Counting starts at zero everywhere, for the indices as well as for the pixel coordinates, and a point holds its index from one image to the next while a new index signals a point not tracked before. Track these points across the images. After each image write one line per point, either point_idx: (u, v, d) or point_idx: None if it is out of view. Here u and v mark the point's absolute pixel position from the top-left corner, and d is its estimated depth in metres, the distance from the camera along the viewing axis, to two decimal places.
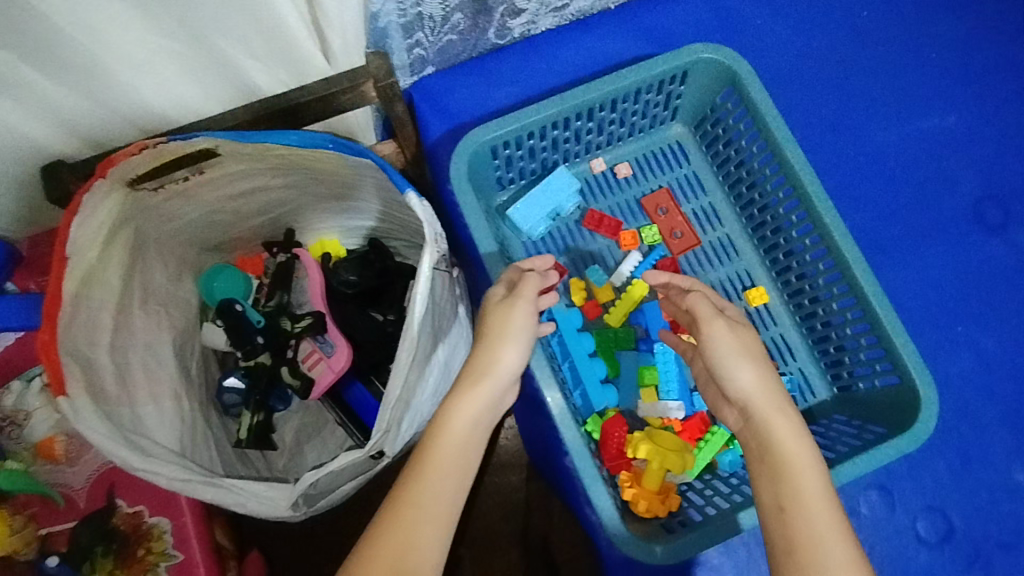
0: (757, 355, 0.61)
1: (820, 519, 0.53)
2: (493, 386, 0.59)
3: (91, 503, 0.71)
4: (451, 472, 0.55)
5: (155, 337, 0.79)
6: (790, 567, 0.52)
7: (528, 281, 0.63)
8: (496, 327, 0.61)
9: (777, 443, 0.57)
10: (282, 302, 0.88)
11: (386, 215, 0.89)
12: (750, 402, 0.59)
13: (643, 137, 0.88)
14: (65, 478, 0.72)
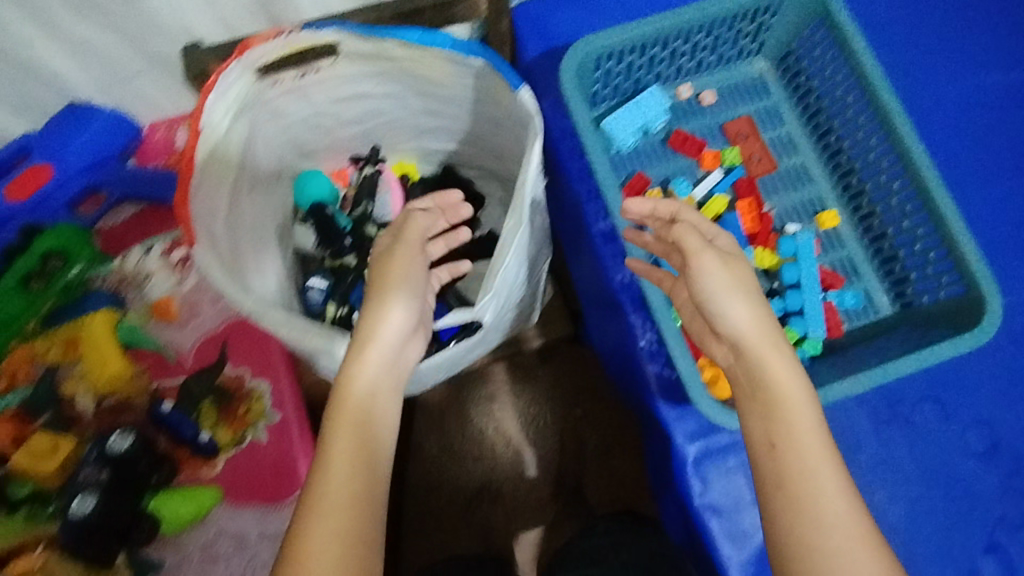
0: (749, 287, 0.56)
1: (812, 456, 0.52)
2: (385, 347, 0.58)
3: (198, 363, 0.75)
4: (358, 445, 0.54)
5: (259, 221, 0.84)
6: (780, 498, 0.52)
7: (412, 220, 0.66)
8: (378, 283, 0.60)
9: (769, 380, 0.54)
10: (366, 211, 0.96)
11: (469, 139, 0.96)
12: (741, 340, 0.55)
13: (728, 67, 0.82)
14: (174, 338, 0.76)
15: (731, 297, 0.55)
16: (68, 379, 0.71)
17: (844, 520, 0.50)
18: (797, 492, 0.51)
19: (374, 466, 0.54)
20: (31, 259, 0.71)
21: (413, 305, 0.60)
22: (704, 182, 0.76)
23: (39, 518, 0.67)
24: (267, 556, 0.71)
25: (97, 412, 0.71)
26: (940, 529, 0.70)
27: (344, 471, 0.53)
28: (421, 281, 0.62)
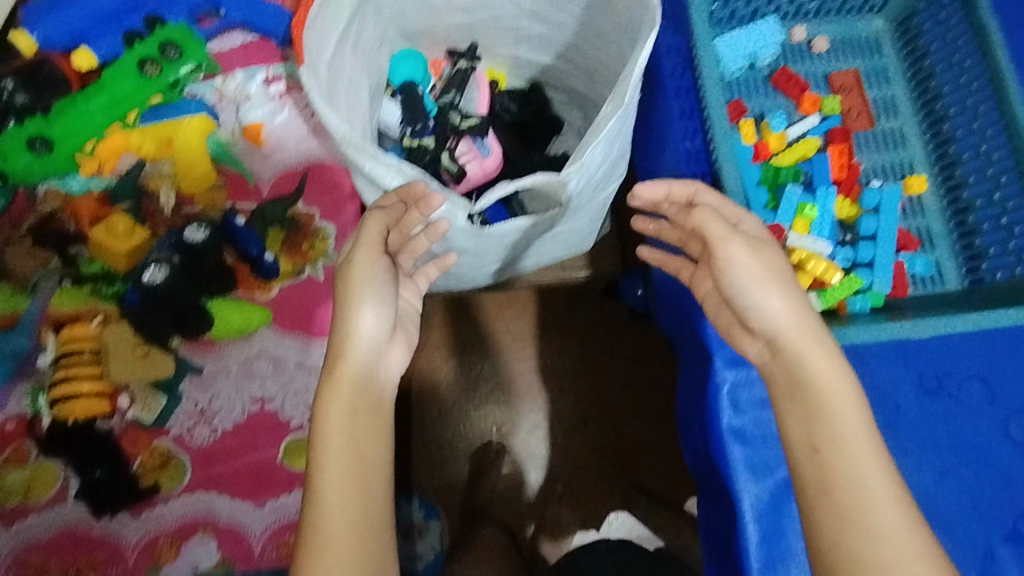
0: (782, 279, 0.52)
1: (862, 463, 0.47)
2: (357, 369, 0.52)
3: (273, 193, 0.78)
4: (347, 478, 0.49)
5: (357, 79, 0.86)
6: (825, 507, 0.46)
7: (368, 222, 0.55)
8: (342, 291, 0.53)
9: (812, 377, 0.50)
10: (453, 101, 0.97)
11: (567, 53, 0.98)
12: (779, 334, 0.51)
13: (845, 21, 0.82)
14: (255, 163, 0.78)
15: (766, 290, 0.51)
16: (153, 174, 0.74)
17: (899, 532, 0.45)
18: (846, 504, 0.46)
19: (368, 489, 0.49)
20: (152, 44, 0.75)
21: (381, 314, 0.53)
22: (800, 123, 0.76)
23: (101, 293, 0.70)
24: (301, 384, 0.72)
25: (173, 211, 0.73)
26: (968, 515, 0.63)
27: (336, 499, 0.49)
28: (389, 281, 0.54)
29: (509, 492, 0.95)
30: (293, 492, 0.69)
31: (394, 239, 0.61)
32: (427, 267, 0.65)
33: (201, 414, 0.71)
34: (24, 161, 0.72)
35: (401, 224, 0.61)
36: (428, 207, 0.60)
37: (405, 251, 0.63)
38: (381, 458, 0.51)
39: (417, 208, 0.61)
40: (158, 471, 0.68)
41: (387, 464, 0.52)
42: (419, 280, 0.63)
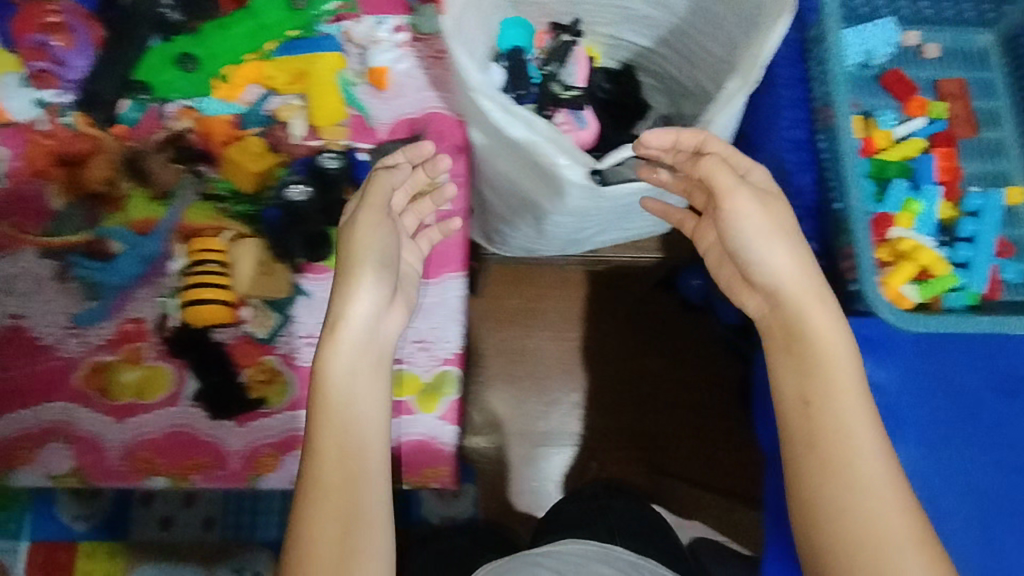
0: (788, 230, 0.56)
1: (850, 415, 0.52)
2: (355, 321, 0.57)
3: (391, 136, 0.80)
4: (344, 428, 0.54)
5: (474, 41, 0.89)
6: (811, 460, 0.52)
7: (375, 183, 0.61)
8: (350, 245, 0.59)
9: (810, 333, 0.54)
10: (554, 71, 1.00)
11: (669, 40, 1.00)
12: (781, 288, 0.56)
13: (958, 31, 0.84)
14: (376, 104, 0.81)
15: (770, 244, 0.55)
16: (282, 105, 0.76)
17: (880, 483, 0.51)
18: (830, 458, 0.52)
19: (364, 439, 0.54)
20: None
21: (381, 276, 0.59)
22: (906, 124, 0.78)
23: (231, 211, 0.73)
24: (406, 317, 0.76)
25: (298, 141, 0.76)
26: (968, 502, 0.66)
27: (333, 450, 0.53)
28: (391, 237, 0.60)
29: (560, 456, 0.98)
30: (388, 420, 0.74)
31: (403, 200, 0.69)
32: (432, 230, 0.73)
33: (309, 336, 0.73)
34: (169, 76, 0.75)
35: (411, 184, 0.68)
36: (433, 168, 0.69)
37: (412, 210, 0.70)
38: (378, 419, 0.55)
39: (424, 168, 0.69)
40: (266, 385, 0.73)
41: (385, 425, 0.56)
42: (423, 242, 0.72)
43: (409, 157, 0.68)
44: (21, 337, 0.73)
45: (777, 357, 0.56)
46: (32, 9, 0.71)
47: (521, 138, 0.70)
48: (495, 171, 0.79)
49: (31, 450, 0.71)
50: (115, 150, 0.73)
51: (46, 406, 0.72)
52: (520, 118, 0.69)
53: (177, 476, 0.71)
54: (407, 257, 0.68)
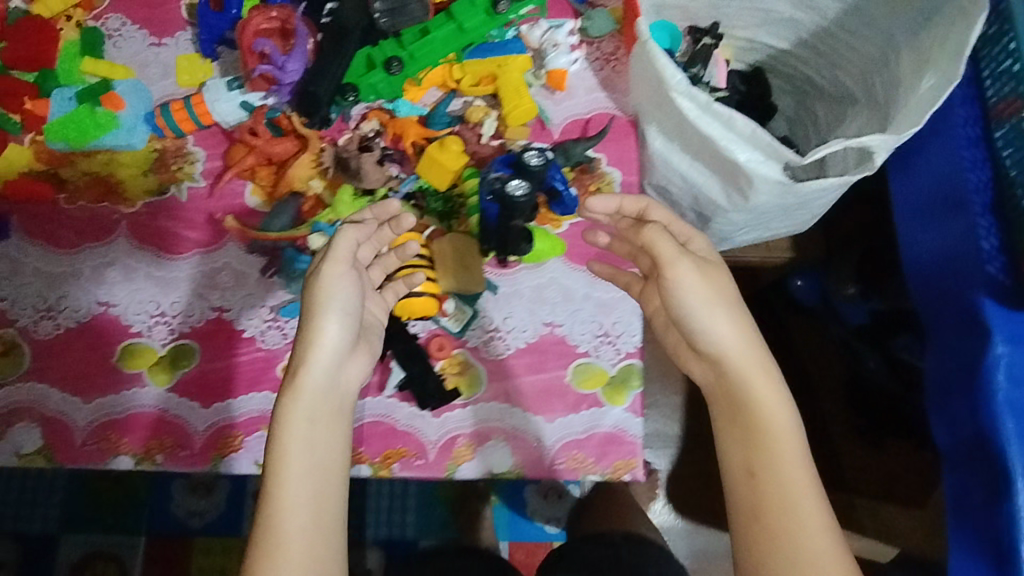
0: (725, 299, 0.65)
1: (793, 487, 0.60)
2: (314, 375, 0.61)
3: (563, 137, 0.83)
4: (303, 482, 0.59)
5: None
6: (756, 530, 0.59)
7: (340, 237, 0.64)
8: (313, 305, 0.63)
9: (755, 399, 0.63)
10: (698, 75, 1.02)
11: (810, 41, 1.01)
12: (726, 357, 0.64)
13: None
14: (550, 105, 0.83)
15: (713, 316, 0.64)
16: (473, 107, 0.78)
17: (824, 556, 0.57)
18: (780, 524, 0.59)
19: (322, 493, 0.59)
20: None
21: (344, 326, 0.63)
22: None
23: (426, 206, 0.76)
24: (589, 314, 0.78)
25: (488, 141, 0.77)
26: None
27: (289, 509, 0.57)
28: (351, 295, 0.64)
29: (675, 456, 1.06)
30: (578, 412, 0.75)
31: (369, 254, 0.68)
32: (397, 283, 0.70)
33: (495, 330, 0.77)
34: (376, 79, 0.75)
35: (375, 240, 0.68)
36: (399, 226, 0.68)
37: (377, 264, 0.69)
38: (334, 465, 0.60)
39: (391, 226, 0.68)
40: (458, 376, 0.75)
41: (340, 471, 0.61)
42: (388, 296, 0.69)
43: (377, 215, 0.69)
44: (226, 329, 0.76)
45: (725, 420, 0.64)
46: (254, 15, 0.73)
47: (717, 139, 0.71)
48: (670, 169, 0.82)
49: (241, 438, 0.74)
50: (321, 150, 0.76)
51: (250, 398, 0.75)
52: (717, 119, 0.71)
53: (378, 465, 0.73)
54: (371, 308, 0.68)
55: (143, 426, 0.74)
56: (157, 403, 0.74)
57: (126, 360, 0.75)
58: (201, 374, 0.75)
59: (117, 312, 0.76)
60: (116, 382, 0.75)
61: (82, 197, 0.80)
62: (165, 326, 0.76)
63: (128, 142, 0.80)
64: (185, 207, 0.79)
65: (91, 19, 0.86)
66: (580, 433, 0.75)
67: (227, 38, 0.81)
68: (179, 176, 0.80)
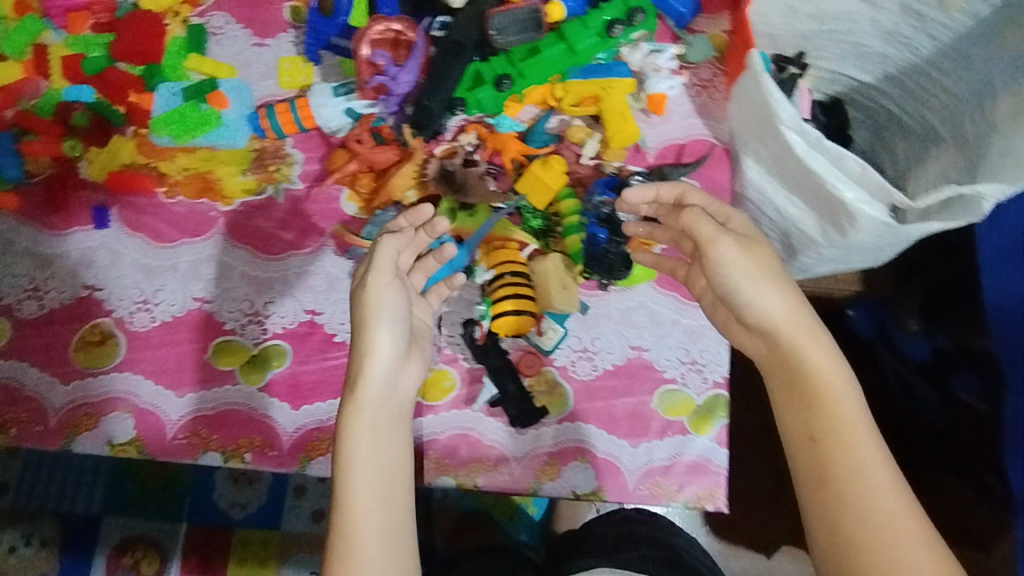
0: (773, 272, 0.63)
1: (857, 447, 0.58)
2: (376, 384, 0.62)
3: (658, 161, 0.84)
4: (370, 487, 0.58)
5: None
6: (821, 494, 0.57)
7: (381, 249, 0.65)
8: (365, 313, 0.63)
9: (807, 363, 0.61)
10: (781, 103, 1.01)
11: (896, 75, 1.01)
12: (775, 326, 0.62)
13: None
14: (645, 128, 0.84)
15: (759, 287, 0.62)
16: (574, 126, 0.79)
17: (897, 514, 0.55)
18: (846, 490, 0.57)
19: (393, 497, 0.59)
20: (618, 8, 0.75)
21: (398, 332, 0.64)
22: None
23: (523, 223, 0.77)
24: (678, 340, 0.77)
25: (587, 162, 0.78)
26: None
27: (361, 516, 0.57)
28: (399, 299, 0.65)
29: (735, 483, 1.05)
30: (663, 438, 0.75)
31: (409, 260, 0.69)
32: (439, 286, 0.71)
33: (584, 351, 0.77)
34: (483, 93, 0.76)
35: (415, 246, 0.69)
36: (434, 230, 0.68)
37: (418, 269, 0.70)
38: (400, 471, 0.60)
39: (426, 231, 0.68)
40: (545, 394, 0.76)
41: (407, 476, 0.61)
42: (431, 299, 0.71)
43: (413, 221, 0.69)
44: (317, 332, 0.77)
45: (781, 390, 0.63)
46: (371, 27, 0.73)
47: (824, 176, 0.71)
48: (764, 200, 0.82)
49: (329, 442, 0.74)
50: (424, 161, 0.77)
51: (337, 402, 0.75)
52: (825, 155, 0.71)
53: (463, 477, 0.74)
54: (418, 312, 0.69)
55: (232, 424, 0.74)
56: (246, 401, 0.75)
57: (219, 356, 0.76)
58: (290, 374, 0.76)
59: (211, 309, 0.77)
60: (208, 378, 0.75)
61: (180, 193, 0.81)
62: (258, 325, 0.77)
63: (229, 140, 0.81)
64: (281, 208, 0.81)
65: (195, 15, 0.87)
66: (664, 459, 0.74)
67: (333, 43, 0.82)
68: (277, 177, 0.81)
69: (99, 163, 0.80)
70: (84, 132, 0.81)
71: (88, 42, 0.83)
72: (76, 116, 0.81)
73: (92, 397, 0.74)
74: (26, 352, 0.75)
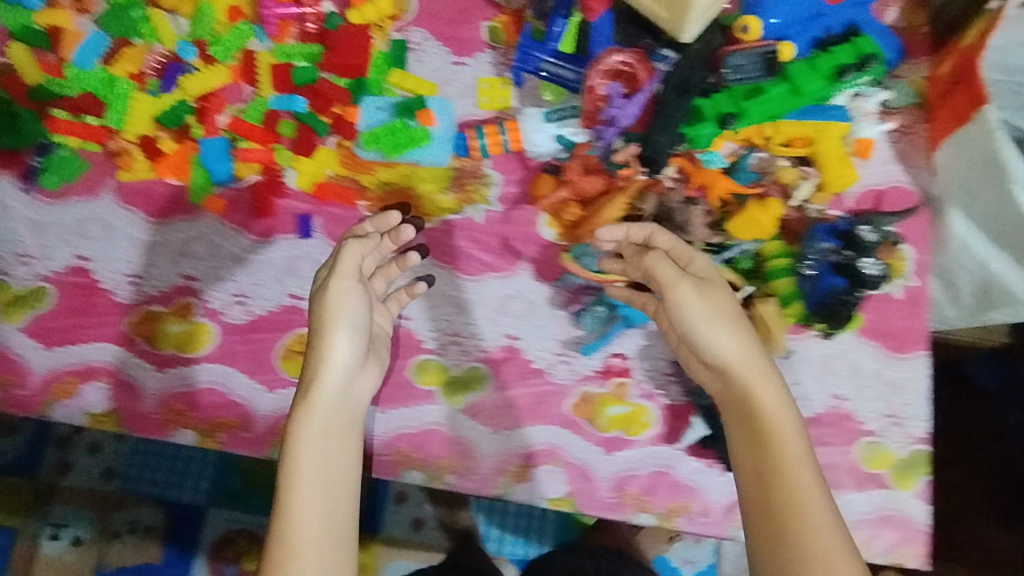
0: (727, 316, 0.65)
1: (799, 488, 0.57)
2: (327, 386, 0.64)
3: (859, 206, 0.82)
4: (312, 493, 0.59)
5: None
6: (763, 530, 0.57)
7: (346, 253, 0.69)
8: (329, 316, 0.66)
9: (758, 405, 0.62)
10: None
11: None
12: (730, 367, 0.64)
13: None
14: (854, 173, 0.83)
15: (716, 329, 0.64)
16: (786, 168, 0.78)
17: (834, 552, 0.55)
18: (787, 527, 0.56)
19: (337, 505, 0.60)
20: (850, 53, 0.75)
21: (356, 336, 0.67)
22: None
23: (730, 263, 0.77)
24: (875, 390, 0.79)
25: (796, 206, 0.78)
26: None
27: (306, 522, 0.58)
28: (359, 303, 0.68)
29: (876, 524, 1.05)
30: (861, 491, 0.77)
31: (372, 265, 0.75)
32: (400, 292, 0.77)
33: None
34: (706, 130, 0.76)
35: (378, 251, 0.75)
36: (398, 237, 0.75)
37: (379, 275, 0.76)
38: (345, 477, 0.61)
39: (389, 237, 0.75)
40: None
41: (352, 482, 0.62)
42: (392, 305, 0.76)
43: (379, 227, 0.75)
44: (515, 358, 0.78)
45: (735, 431, 0.63)
46: (611, 54, 0.77)
47: None
48: (965, 254, 0.81)
49: (529, 469, 0.76)
50: (634, 194, 0.78)
51: (537, 429, 0.77)
52: None
53: (663, 516, 0.76)
54: (378, 319, 0.74)
55: (437, 445, 0.76)
56: (450, 420, 0.77)
57: (420, 375, 0.78)
58: (489, 399, 0.77)
59: (412, 327, 0.79)
60: (414, 397, 0.77)
61: (381, 208, 0.81)
62: (458, 346, 0.79)
63: (434, 159, 0.81)
64: (480, 229, 0.81)
65: (393, 28, 0.86)
66: (868, 514, 0.77)
67: (545, 68, 0.81)
68: (475, 198, 0.81)
69: (306, 173, 0.81)
70: (290, 140, 0.81)
71: (297, 51, 0.82)
72: (282, 126, 0.80)
73: None
74: (231, 358, 0.76)
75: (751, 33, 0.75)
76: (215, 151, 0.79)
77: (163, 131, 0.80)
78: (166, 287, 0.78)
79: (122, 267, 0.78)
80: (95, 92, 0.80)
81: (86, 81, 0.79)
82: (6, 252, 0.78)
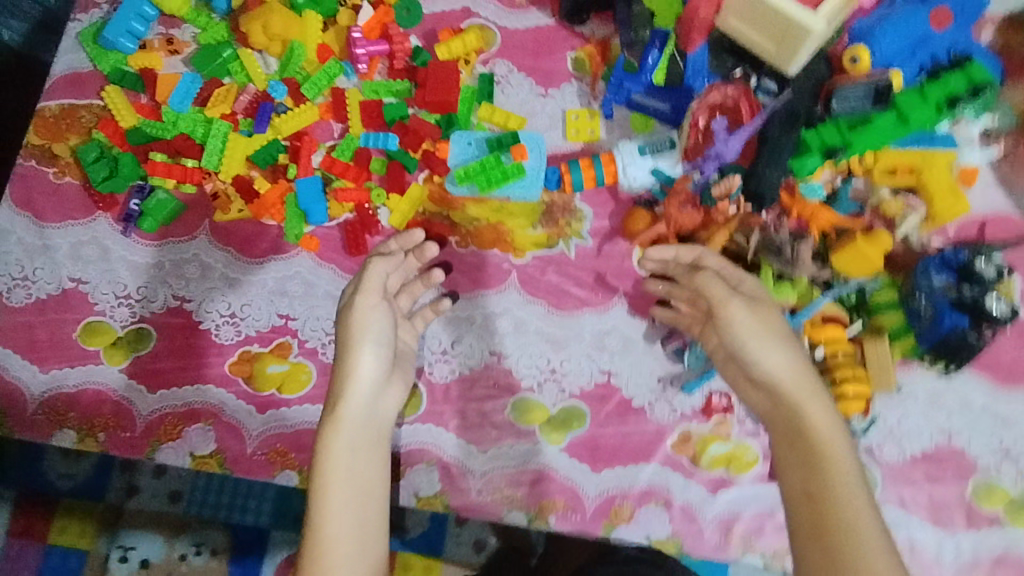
0: (777, 331, 0.64)
1: (852, 507, 0.55)
2: (355, 402, 0.64)
3: (962, 232, 0.79)
4: (347, 509, 0.59)
5: None
6: (813, 548, 0.54)
7: (370, 270, 0.70)
8: (354, 331, 0.67)
9: (809, 423, 0.59)
10: None
11: None
12: (782, 384, 0.62)
13: None
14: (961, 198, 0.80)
15: (766, 345, 0.63)
16: (890, 199, 0.75)
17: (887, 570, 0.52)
18: (839, 549, 0.53)
19: (367, 521, 0.60)
20: (962, 80, 0.74)
21: (381, 351, 0.67)
22: None
23: (837, 298, 0.76)
24: (987, 424, 0.76)
25: (902, 236, 0.76)
26: None
27: (337, 538, 0.58)
28: (382, 320, 0.68)
29: None
30: (972, 530, 0.75)
31: (397, 282, 0.75)
32: (426, 309, 0.77)
33: (890, 433, 0.76)
34: (811, 163, 0.75)
35: (404, 268, 0.75)
36: (422, 254, 0.75)
37: (404, 292, 0.76)
38: (375, 490, 0.61)
39: (414, 254, 0.76)
40: None
41: (381, 498, 0.62)
42: (416, 321, 0.76)
43: (403, 245, 0.76)
44: (614, 396, 0.77)
45: (784, 451, 0.61)
46: (710, 91, 0.77)
47: None
48: None
49: (632, 509, 0.75)
50: (733, 229, 0.76)
51: (639, 469, 0.76)
52: None
53: (770, 557, 0.74)
54: (403, 336, 0.74)
55: (538, 484, 0.76)
56: (550, 459, 0.76)
57: (519, 414, 0.77)
58: (589, 437, 0.76)
59: (509, 365, 0.78)
60: (514, 436, 0.77)
61: (472, 244, 0.81)
62: (556, 385, 0.78)
63: (525, 193, 0.80)
64: (574, 264, 0.80)
65: (478, 61, 0.85)
66: (980, 554, 0.74)
67: (635, 100, 0.80)
68: (568, 232, 0.80)
69: (399, 212, 0.80)
70: (381, 177, 0.81)
71: (388, 89, 0.82)
72: (374, 163, 0.81)
73: (400, 447, 0.76)
74: None
75: (860, 65, 0.75)
76: (310, 191, 0.79)
77: (255, 171, 0.81)
78: (265, 328, 0.78)
79: (220, 307, 0.79)
80: (192, 134, 0.81)
81: (183, 124, 0.81)
82: (107, 293, 0.79)
